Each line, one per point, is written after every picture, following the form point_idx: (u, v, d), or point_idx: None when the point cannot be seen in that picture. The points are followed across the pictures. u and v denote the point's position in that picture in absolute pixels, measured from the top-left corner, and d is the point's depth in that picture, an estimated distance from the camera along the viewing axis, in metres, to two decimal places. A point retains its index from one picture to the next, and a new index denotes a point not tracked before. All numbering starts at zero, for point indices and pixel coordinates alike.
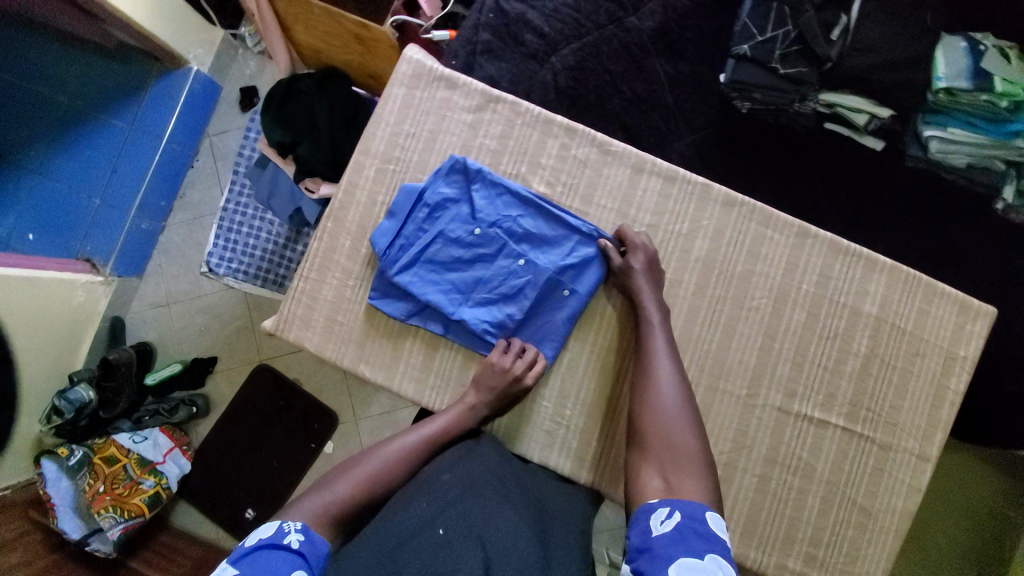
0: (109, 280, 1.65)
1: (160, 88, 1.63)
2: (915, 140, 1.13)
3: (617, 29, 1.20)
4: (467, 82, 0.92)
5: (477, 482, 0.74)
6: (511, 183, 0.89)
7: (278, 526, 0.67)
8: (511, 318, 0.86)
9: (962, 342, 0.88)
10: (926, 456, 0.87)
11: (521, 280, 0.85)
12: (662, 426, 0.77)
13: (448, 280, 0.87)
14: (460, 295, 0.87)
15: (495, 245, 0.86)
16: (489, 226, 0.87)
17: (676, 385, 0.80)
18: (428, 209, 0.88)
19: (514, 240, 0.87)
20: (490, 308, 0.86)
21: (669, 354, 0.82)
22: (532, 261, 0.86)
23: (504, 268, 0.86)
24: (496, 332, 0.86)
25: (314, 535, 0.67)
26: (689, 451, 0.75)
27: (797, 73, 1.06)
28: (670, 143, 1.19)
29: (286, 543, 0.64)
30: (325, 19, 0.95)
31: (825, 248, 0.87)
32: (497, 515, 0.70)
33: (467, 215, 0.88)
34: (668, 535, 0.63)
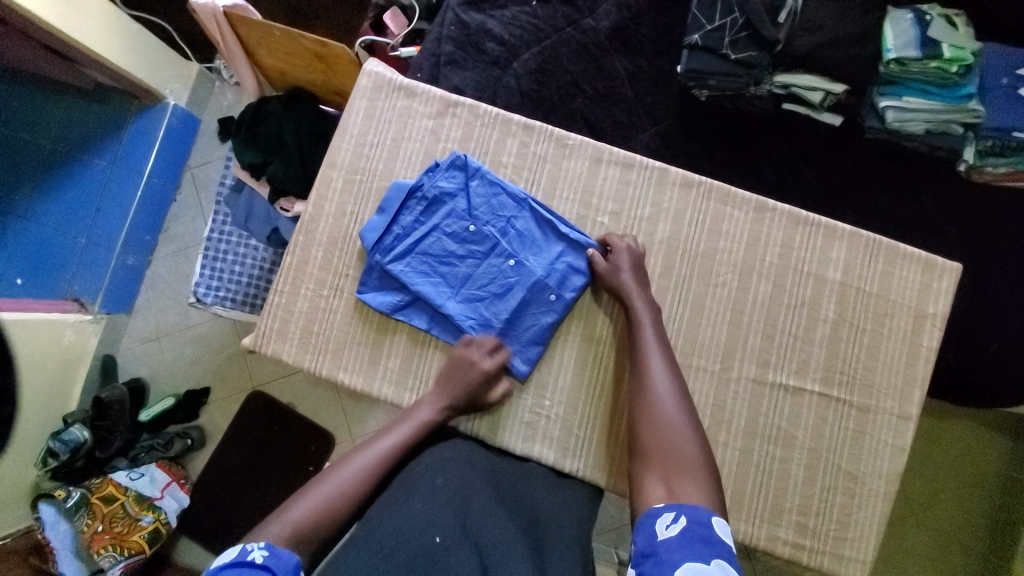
0: (98, 318, 1.66)
1: (139, 126, 1.66)
2: (872, 111, 1.15)
3: (574, 31, 1.25)
4: (425, 89, 0.94)
5: (465, 487, 0.74)
6: (508, 185, 0.90)
7: (241, 546, 0.62)
8: (497, 316, 0.87)
9: (930, 299, 0.89)
10: (907, 415, 0.87)
11: (512, 277, 0.87)
12: (660, 429, 0.74)
13: (439, 273, 0.89)
14: (448, 289, 0.88)
15: (487, 242, 0.88)
16: (483, 224, 0.88)
17: (672, 386, 0.78)
18: (424, 202, 0.89)
19: (507, 239, 0.88)
20: (478, 305, 0.87)
21: (663, 358, 0.80)
22: (524, 260, 0.87)
23: (494, 267, 0.88)
24: (481, 327, 0.87)
25: (281, 551, 0.63)
26: (688, 455, 0.71)
27: (748, 57, 1.09)
28: (634, 135, 1.21)
29: (250, 559, 0.60)
30: (285, 40, 0.98)
31: (784, 219, 0.88)
32: (489, 519, 0.69)
33: (464, 211, 0.89)
34: (674, 539, 0.59)
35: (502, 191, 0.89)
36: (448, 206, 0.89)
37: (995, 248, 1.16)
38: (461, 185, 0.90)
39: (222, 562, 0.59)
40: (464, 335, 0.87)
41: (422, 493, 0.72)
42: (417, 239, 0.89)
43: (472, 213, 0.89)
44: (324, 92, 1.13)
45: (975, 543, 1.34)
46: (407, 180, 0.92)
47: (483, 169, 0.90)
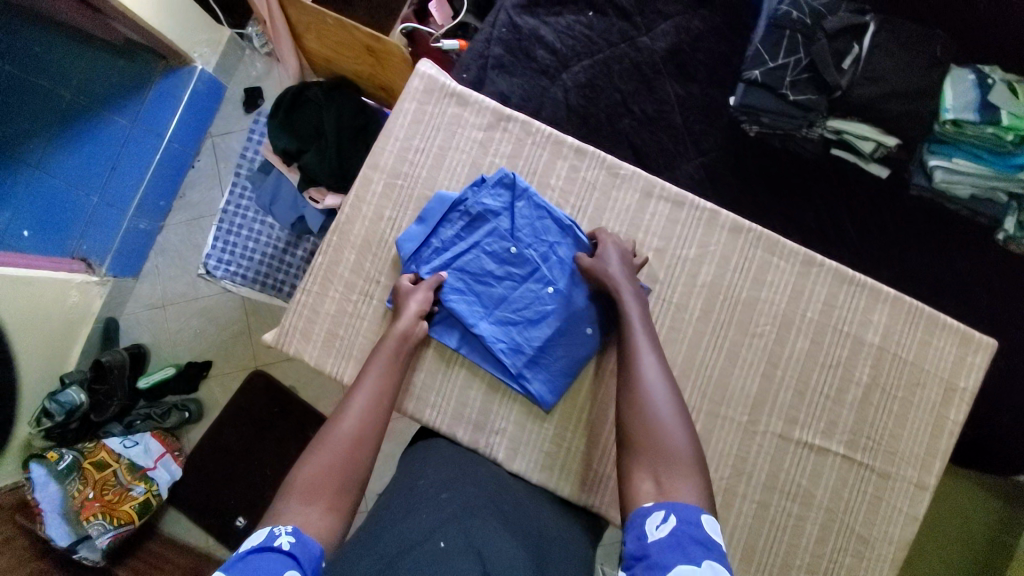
0: (105, 280, 1.62)
1: (163, 87, 1.61)
2: (920, 169, 1.14)
3: (629, 48, 1.21)
4: (478, 99, 0.91)
5: (474, 502, 0.72)
6: (554, 209, 0.88)
7: (268, 530, 0.60)
8: (531, 343, 0.85)
9: (962, 373, 0.89)
10: (923, 485, 0.87)
11: (551, 305, 0.85)
12: (648, 421, 0.71)
13: (474, 292, 0.86)
14: (482, 309, 0.86)
15: (529, 266, 0.86)
16: (525, 247, 0.86)
17: (661, 375, 0.75)
18: (466, 218, 0.87)
19: (548, 264, 0.86)
20: (513, 331, 0.85)
21: (653, 349, 0.78)
22: (563, 290, 0.86)
23: (531, 291, 0.86)
24: (512, 352, 0.85)
25: (306, 537, 0.60)
26: (677, 448, 0.69)
27: (807, 99, 1.07)
28: (678, 164, 1.19)
29: (276, 545, 0.57)
30: (336, 30, 0.94)
31: (830, 276, 0.87)
32: (490, 535, 0.65)
33: (506, 231, 0.86)
34: (664, 541, 0.58)
35: (547, 215, 0.87)
36: (490, 224, 0.87)
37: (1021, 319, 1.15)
38: (505, 204, 0.87)
39: (252, 546, 0.56)
40: (495, 360, 0.86)
41: (426, 503, 0.71)
42: (457, 258, 0.87)
43: (513, 234, 0.86)
44: (368, 84, 1.09)
45: None
46: (451, 193, 0.89)
47: (531, 191, 0.87)
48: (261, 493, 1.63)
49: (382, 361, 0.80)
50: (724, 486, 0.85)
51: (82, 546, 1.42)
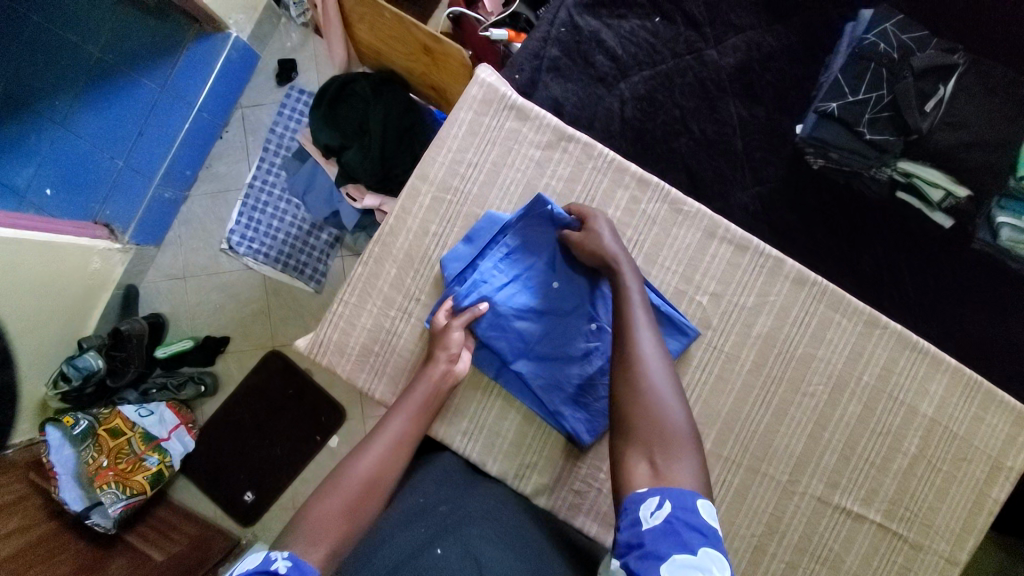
0: (127, 248, 1.59)
1: (196, 52, 1.54)
2: (986, 224, 1.07)
3: (695, 61, 1.14)
4: (539, 114, 0.85)
5: (474, 514, 0.70)
6: None
7: (265, 555, 0.54)
8: (569, 381, 0.82)
9: (1012, 452, 0.85)
10: (955, 560, 0.85)
11: (592, 341, 0.82)
12: (643, 399, 0.66)
13: (513, 326, 0.82)
14: (521, 345, 0.82)
15: (569, 303, 0.83)
16: (567, 282, 0.83)
17: (657, 350, 0.70)
18: (509, 247, 0.83)
19: (591, 300, 0.82)
20: (554, 370, 0.83)
21: (650, 324, 0.71)
22: (605, 326, 0.82)
23: (573, 328, 0.82)
24: (550, 391, 0.82)
25: (305, 564, 0.54)
26: (675, 429, 0.64)
27: (883, 140, 1.01)
28: (733, 191, 1.12)
29: (273, 569, 0.52)
30: (392, 24, 0.88)
31: (892, 340, 0.82)
32: (483, 541, 0.64)
33: (546, 265, 0.84)
34: (658, 529, 0.55)
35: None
36: (534, 256, 0.84)
37: None
38: (547, 236, 0.84)
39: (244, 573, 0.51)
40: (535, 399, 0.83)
41: (420, 515, 0.69)
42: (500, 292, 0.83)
43: (556, 269, 0.83)
44: (417, 82, 1.02)
45: None
46: (503, 214, 0.85)
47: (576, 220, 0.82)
48: (270, 473, 1.64)
49: (404, 410, 0.75)
50: (755, 543, 0.83)
51: (94, 512, 1.40)
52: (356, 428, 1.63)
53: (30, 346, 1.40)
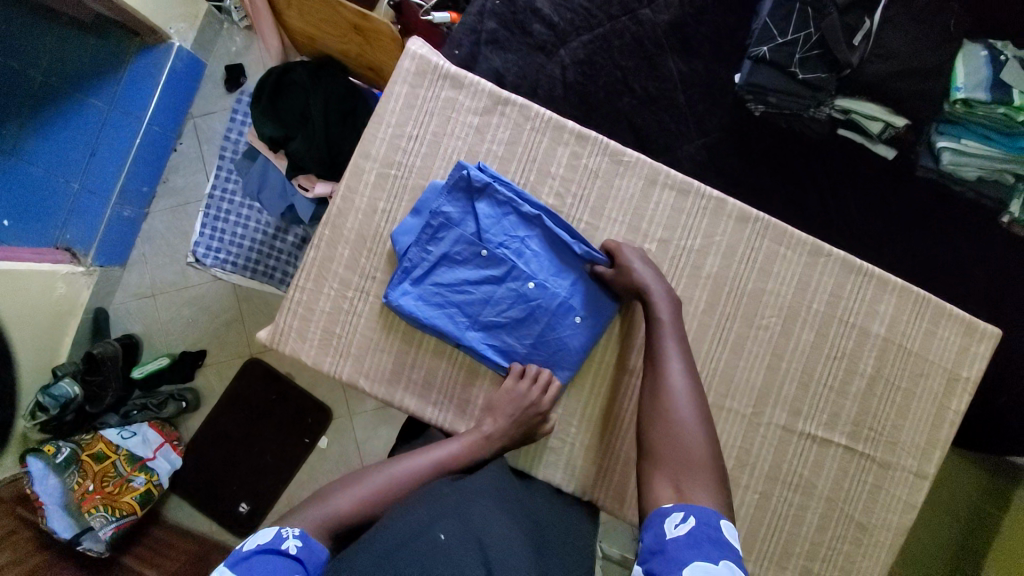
0: (91, 270, 1.57)
1: (138, 67, 1.52)
2: (928, 149, 1.12)
3: (630, 21, 1.15)
4: (474, 81, 0.86)
5: (475, 489, 0.72)
6: (518, 201, 0.83)
7: (277, 531, 0.65)
8: (522, 341, 0.83)
9: (966, 363, 0.88)
10: (923, 474, 0.88)
11: (533, 299, 0.82)
12: (666, 423, 0.72)
13: (454, 302, 0.82)
14: (466, 318, 0.83)
15: (503, 268, 0.82)
16: (496, 248, 0.82)
17: (685, 379, 0.75)
18: (434, 225, 0.82)
19: (523, 261, 0.82)
20: (506, 333, 0.83)
21: (682, 357, 0.77)
22: (544, 282, 0.82)
23: (512, 291, 0.82)
24: (506, 356, 0.83)
25: (313, 542, 0.65)
26: (696, 458, 0.69)
27: (817, 79, 1.02)
28: (679, 145, 1.15)
29: (283, 549, 0.62)
30: (319, 6, 0.88)
31: (837, 266, 0.85)
32: (490, 522, 0.67)
33: (473, 234, 0.82)
34: (681, 539, 0.59)
35: (514, 211, 0.83)
36: (459, 228, 0.82)
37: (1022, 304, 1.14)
38: (473, 206, 0.83)
39: (257, 548, 0.61)
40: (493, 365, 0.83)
41: (421, 498, 0.70)
42: (442, 267, 0.83)
43: (485, 236, 0.82)
44: (355, 64, 1.03)
45: None
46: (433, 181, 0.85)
47: (493, 184, 0.82)
48: (262, 481, 1.63)
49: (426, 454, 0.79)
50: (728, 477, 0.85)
51: (86, 538, 1.40)
52: (344, 425, 1.63)
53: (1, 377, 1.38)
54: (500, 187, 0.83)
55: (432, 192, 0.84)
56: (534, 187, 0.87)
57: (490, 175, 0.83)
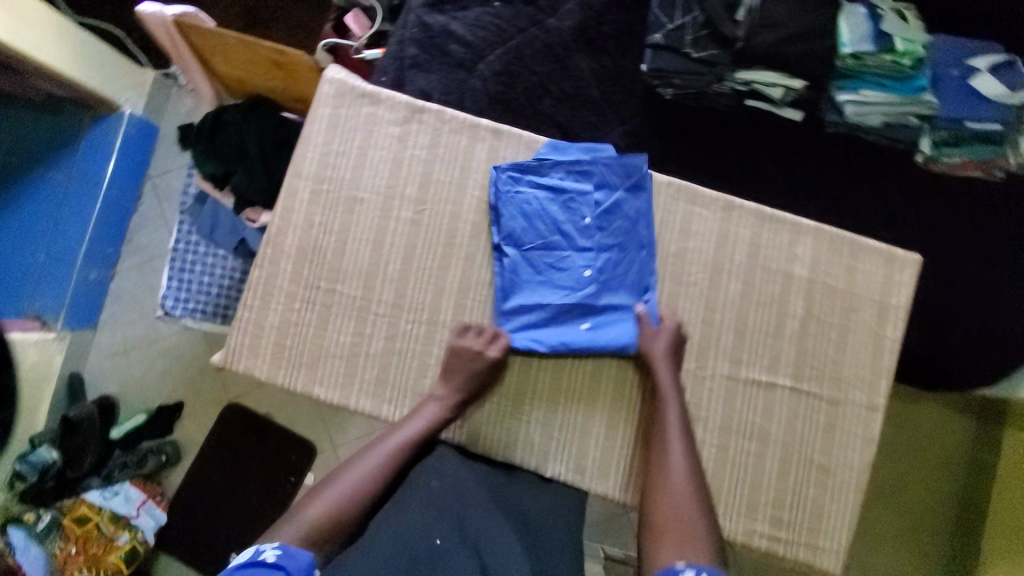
0: (62, 335, 1.56)
1: (95, 137, 1.57)
2: (832, 106, 1.19)
3: (539, 31, 1.24)
4: (390, 95, 0.93)
5: (465, 486, 0.78)
6: (628, 192, 0.90)
7: (255, 546, 0.70)
8: (560, 312, 0.88)
9: (893, 291, 0.91)
10: (874, 405, 0.88)
11: (588, 287, 0.88)
12: (666, 484, 0.79)
13: (526, 249, 0.89)
14: (533, 266, 0.89)
15: (578, 234, 0.89)
16: (589, 221, 0.90)
17: (682, 441, 0.81)
18: (574, 187, 0.90)
19: (603, 239, 0.89)
20: (557, 314, 0.88)
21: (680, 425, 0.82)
22: (615, 262, 0.89)
23: (580, 259, 0.89)
24: (540, 315, 0.88)
25: (294, 550, 0.71)
26: (693, 524, 0.77)
27: (710, 56, 1.13)
28: (603, 135, 1.22)
29: (262, 559, 0.68)
30: (239, 48, 0.98)
31: (750, 217, 0.90)
32: (485, 522, 0.74)
33: (588, 201, 0.90)
34: None
35: (572, 197, 0.90)
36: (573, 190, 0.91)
37: (951, 237, 1.19)
38: (539, 185, 0.91)
39: (237, 564, 0.67)
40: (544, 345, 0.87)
41: (419, 497, 0.76)
42: (496, 245, 0.90)
43: (554, 219, 0.90)
44: (284, 99, 1.12)
45: None
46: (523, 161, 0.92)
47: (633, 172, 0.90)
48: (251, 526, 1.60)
49: (377, 451, 0.83)
50: None
51: None
52: (328, 459, 1.61)
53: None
54: (610, 182, 0.90)
55: (497, 175, 0.90)
56: (459, 183, 0.92)
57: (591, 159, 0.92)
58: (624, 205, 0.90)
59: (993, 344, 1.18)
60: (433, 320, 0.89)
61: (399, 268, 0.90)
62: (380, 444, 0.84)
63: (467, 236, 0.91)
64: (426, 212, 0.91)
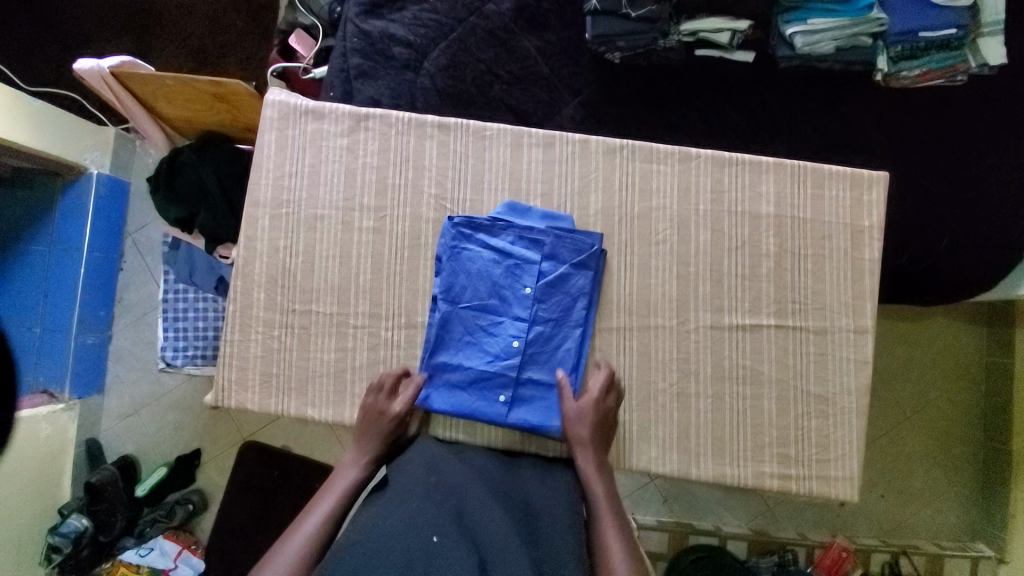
0: (70, 404, 1.55)
1: (67, 204, 1.55)
2: (782, 41, 1.13)
3: (478, 18, 1.23)
4: (333, 108, 0.93)
5: (462, 478, 0.77)
6: (563, 253, 0.87)
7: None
8: (497, 384, 0.86)
9: (864, 213, 0.90)
10: (863, 328, 0.89)
11: (515, 358, 0.86)
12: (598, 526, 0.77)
13: (463, 322, 0.87)
14: (469, 337, 0.87)
15: (507, 307, 0.87)
16: (520, 290, 0.87)
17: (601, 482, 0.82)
18: (510, 251, 0.87)
19: (538, 307, 0.87)
20: (479, 388, 0.86)
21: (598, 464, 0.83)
22: (548, 333, 0.87)
23: (513, 332, 0.86)
24: (481, 385, 0.87)
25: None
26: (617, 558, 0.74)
27: (649, 13, 1.08)
28: (558, 110, 1.21)
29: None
30: (180, 87, 0.98)
31: (709, 164, 0.90)
32: (483, 514, 0.71)
33: (520, 271, 0.87)
34: None
35: (519, 262, 0.87)
36: (503, 263, 0.88)
37: (926, 149, 1.17)
38: (489, 246, 0.88)
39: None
40: (459, 413, 0.86)
41: (416, 493, 0.74)
42: (437, 311, 0.87)
43: (497, 283, 0.87)
44: (235, 130, 1.13)
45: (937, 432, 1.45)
46: (478, 215, 0.90)
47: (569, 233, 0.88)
48: None
49: (330, 493, 0.80)
50: (677, 391, 0.88)
51: None
52: None
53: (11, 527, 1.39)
54: (559, 255, 0.87)
55: (450, 227, 0.89)
56: (415, 183, 0.92)
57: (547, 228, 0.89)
58: (570, 280, 0.87)
59: (986, 248, 1.16)
60: (412, 323, 0.90)
61: (370, 278, 0.90)
62: (334, 485, 0.81)
63: (431, 235, 0.91)
64: (387, 218, 0.91)
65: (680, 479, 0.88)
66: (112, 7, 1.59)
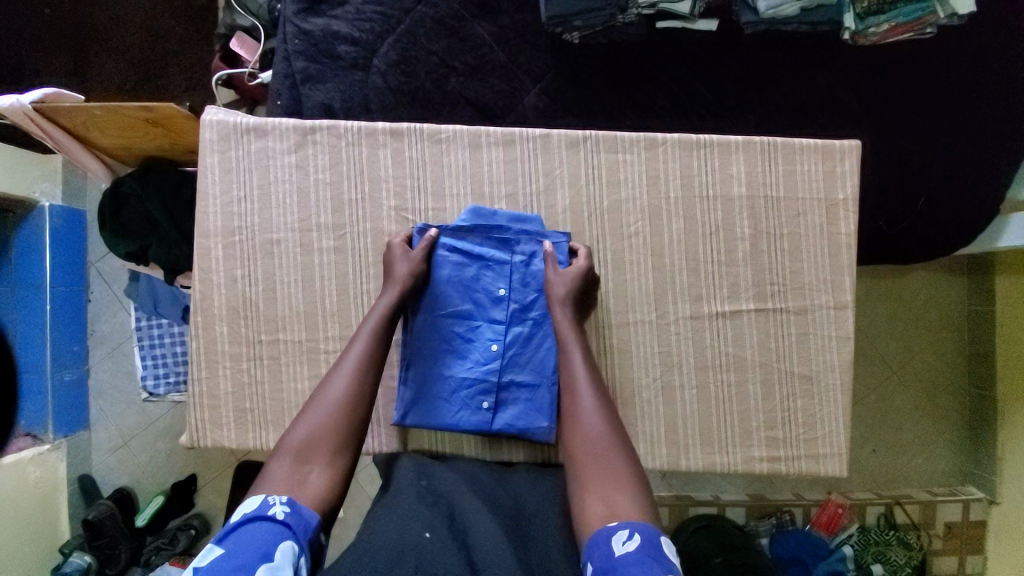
0: (57, 443, 1.48)
1: (23, 239, 1.45)
2: (745, 6, 1.06)
3: (425, 8, 1.15)
4: (276, 123, 0.87)
5: (453, 484, 0.75)
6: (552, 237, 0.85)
7: (263, 498, 0.62)
8: (485, 392, 0.84)
9: (838, 185, 0.88)
10: (842, 303, 0.87)
11: (494, 363, 0.84)
12: (588, 445, 0.71)
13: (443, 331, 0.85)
14: (452, 350, 0.85)
15: (483, 310, 0.86)
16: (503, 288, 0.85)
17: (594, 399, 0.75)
18: (495, 243, 0.85)
19: (514, 303, 0.86)
20: (464, 400, 0.84)
21: (588, 374, 0.77)
22: (522, 325, 0.85)
23: (494, 333, 0.85)
24: (478, 394, 0.84)
25: (303, 507, 0.63)
26: (617, 466, 0.69)
27: None
28: (520, 101, 1.16)
29: (270, 515, 0.60)
30: (110, 116, 0.92)
31: (677, 148, 0.87)
32: (475, 515, 0.68)
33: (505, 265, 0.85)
34: (632, 554, 0.58)
35: (491, 265, 0.86)
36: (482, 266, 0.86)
37: (898, 106, 1.14)
38: (458, 252, 0.85)
39: (243, 518, 0.58)
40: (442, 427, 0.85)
41: (408, 496, 0.71)
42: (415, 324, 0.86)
43: (467, 281, 0.86)
44: (178, 155, 1.09)
45: (915, 384, 1.52)
46: (443, 224, 0.87)
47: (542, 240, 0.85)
48: None
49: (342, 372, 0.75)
50: (661, 385, 0.86)
51: None
52: None
53: (15, 571, 1.34)
54: (534, 250, 0.85)
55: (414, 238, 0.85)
56: (373, 197, 0.87)
57: (515, 231, 0.86)
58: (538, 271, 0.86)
59: (961, 202, 1.15)
60: None
61: (336, 300, 0.87)
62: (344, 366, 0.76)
63: None
64: (347, 236, 0.87)
65: (671, 471, 0.87)
66: (40, 25, 1.48)
